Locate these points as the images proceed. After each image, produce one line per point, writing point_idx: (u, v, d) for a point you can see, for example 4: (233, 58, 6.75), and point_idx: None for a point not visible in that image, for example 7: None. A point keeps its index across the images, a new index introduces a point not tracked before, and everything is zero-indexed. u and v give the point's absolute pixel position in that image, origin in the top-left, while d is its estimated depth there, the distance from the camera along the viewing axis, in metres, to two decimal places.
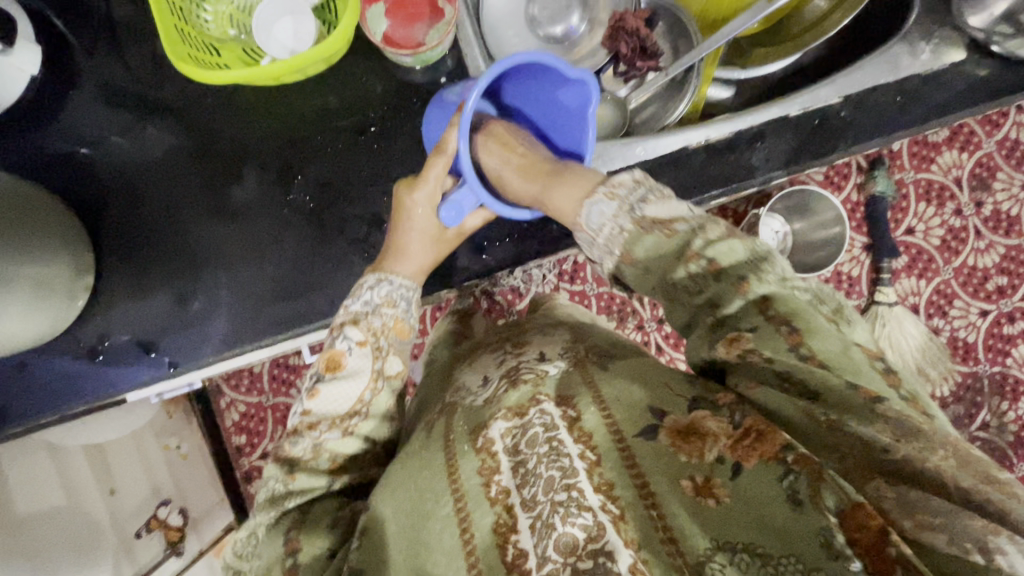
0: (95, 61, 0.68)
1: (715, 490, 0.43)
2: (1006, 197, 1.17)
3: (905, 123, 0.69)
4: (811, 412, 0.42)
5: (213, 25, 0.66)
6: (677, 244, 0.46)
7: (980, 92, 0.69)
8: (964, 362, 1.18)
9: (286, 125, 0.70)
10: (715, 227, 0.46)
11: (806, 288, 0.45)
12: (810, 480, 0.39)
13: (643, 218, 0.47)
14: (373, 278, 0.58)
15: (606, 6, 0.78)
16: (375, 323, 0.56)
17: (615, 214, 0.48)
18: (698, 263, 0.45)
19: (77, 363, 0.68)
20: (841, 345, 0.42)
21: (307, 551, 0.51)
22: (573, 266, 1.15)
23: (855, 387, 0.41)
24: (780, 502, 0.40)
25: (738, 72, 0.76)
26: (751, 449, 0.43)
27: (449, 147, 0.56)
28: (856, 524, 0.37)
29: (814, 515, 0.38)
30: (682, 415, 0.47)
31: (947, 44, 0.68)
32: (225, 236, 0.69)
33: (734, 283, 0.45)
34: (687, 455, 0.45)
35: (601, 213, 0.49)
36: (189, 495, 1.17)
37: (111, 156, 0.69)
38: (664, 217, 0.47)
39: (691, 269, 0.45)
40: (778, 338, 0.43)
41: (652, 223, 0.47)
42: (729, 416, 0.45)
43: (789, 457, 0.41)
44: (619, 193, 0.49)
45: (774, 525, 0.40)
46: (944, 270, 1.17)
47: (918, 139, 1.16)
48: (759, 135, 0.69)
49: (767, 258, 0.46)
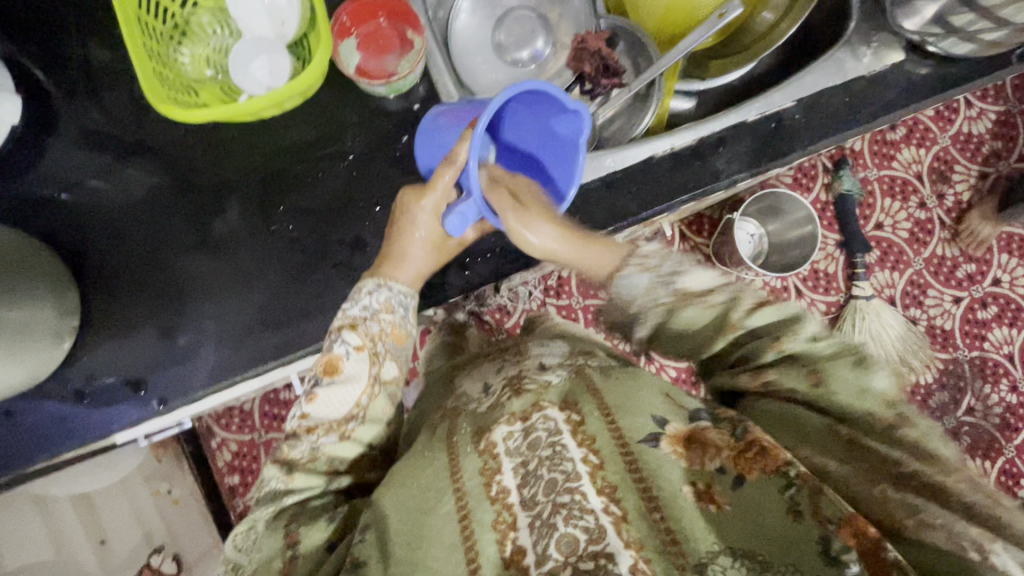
0: (73, 108, 0.70)
1: (716, 497, 0.47)
2: (965, 187, 1.22)
3: (857, 122, 0.73)
4: (835, 428, 0.51)
5: (189, 67, 0.69)
6: (717, 313, 0.58)
7: (923, 89, 0.73)
8: (944, 349, 1.21)
9: (267, 158, 0.71)
10: (748, 299, 0.58)
11: (825, 345, 0.55)
12: (810, 491, 0.44)
13: (678, 289, 0.58)
14: (372, 284, 0.60)
15: (567, 31, 0.82)
16: (372, 327, 0.58)
17: (651, 285, 0.58)
18: (736, 333, 0.58)
19: (64, 407, 0.68)
20: (857, 387, 0.51)
21: (308, 542, 0.54)
22: (558, 282, 1.17)
23: (874, 415, 0.50)
24: (780, 511, 0.44)
25: (697, 83, 0.80)
26: (754, 462, 0.47)
27: (458, 160, 0.58)
28: (852, 531, 0.41)
29: (814, 526, 0.42)
30: (683, 426, 0.51)
31: (886, 46, 0.73)
32: (211, 270, 0.70)
33: (771, 340, 0.56)
34: (689, 462, 0.49)
35: (635, 285, 0.58)
36: (183, 539, 1.13)
37: (89, 199, 0.70)
38: (699, 290, 0.58)
39: (731, 337, 0.58)
40: (799, 376, 0.54)
41: (687, 297, 0.58)
42: (730, 430, 0.50)
43: (793, 472, 0.45)
44: (652, 264, 0.58)
45: (771, 533, 0.44)
46: (915, 261, 1.22)
47: (877, 138, 1.22)
48: (720, 141, 0.73)
49: (795, 321, 0.56)
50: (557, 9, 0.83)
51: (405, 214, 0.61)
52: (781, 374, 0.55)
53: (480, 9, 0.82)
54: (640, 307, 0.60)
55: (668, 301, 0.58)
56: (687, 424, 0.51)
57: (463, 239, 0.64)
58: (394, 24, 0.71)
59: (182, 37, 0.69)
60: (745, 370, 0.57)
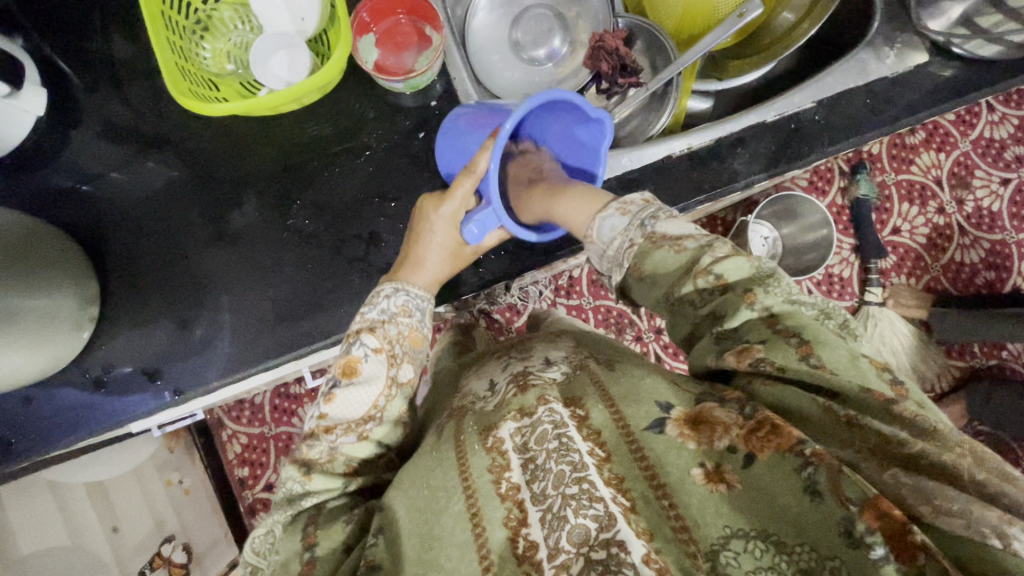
0: (98, 102, 0.71)
1: (725, 476, 0.45)
2: (986, 193, 1.20)
3: (877, 124, 0.72)
4: (831, 408, 0.44)
5: (210, 61, 0.70)
6: (686, 260, 0.48)
7: (946, 92, 0.72)
8: (960, 357, 1.20)
9: (282, 151, 0.72)
10: (723, 245, 0.48)
11: (812, 303, 0.47)
12: (829, 471, 0.41)
13: (653, 233, 0.50)
14: (390, 287, 0.60)
15: (585, 29, 0.82)
16: (391, 330, 0.58)
17: (626, 228, 0.50)
18: (706, 279, 0.47)
19: (83, 394, 0.69)
20: (848, 354, 0.44)
21: (325, 545, 0.53)
22: (569, 281, 1.17)
23: (868, 390, 0.43)
24: (797, 492, 0.42)
25: (715, 83, 0.80)
26: (765, 441, 0.44)
27: (477, 169, 0.58)
28: (877, 513, 0.39)
29: (835, 507, 0.40)
30: (691, 407, 0.49)
31: (910, 48, 0.72)
32: (229, 261, 0.71)
33: (740, 295, 0.47)
34: (697, 443, 0.47)
35: (613, 227, 0.51)
36: (193, 530, 1.15)
37: (110, 191, 0.71)
38: (675, 233, 0.50)
39: (699, 285, 0.48)
40: (788, 349, 0.45)
41: (661, 239, 0.49)
42: (740, 408, 0.46)
43: (808, 450, 0.42)
44: (631, 210, 0.52)
45: (788, 516, 0.42)
46: (933, 267, 1.21)
47: (896, 142, 1.20)
48: (738, 140, 0.72)
49: (774, 275, 0.48)
50: (575, 7, 0.82)
51: (425, 220, 0.62)
52: (771, 347, 0.46)
53: (498, 8, 0.82)
54: (617, 249, 0.51)
55: (643, 241, 0.50)
56: (695, 406, 0.49)
57: (482, 247, 0.64)
58: (413, 21, 0.72)
59: (205, 33, 0.69)
60: (730, 346, 0.48)
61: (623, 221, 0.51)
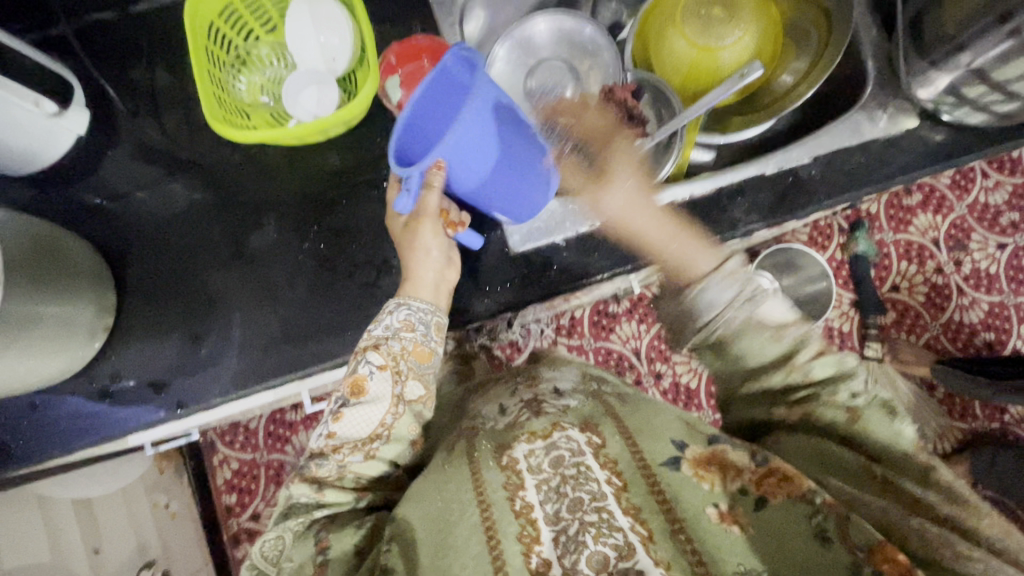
0: (135, 124, 0.75)
1: (738, 518, 0.46)
2: (983, 256, 1.22)
3: (872, 182, 0.76)
4: (870, 465, 0.50)
5: (245, 93, 0.74)
6: (784, 347, 0.55)
7: (936, 156, 0.76)
8: (963, 419, 1.20)
9: (305, 179, 0.76)
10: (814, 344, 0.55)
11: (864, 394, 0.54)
12: (838, 519, 0.43)
13: (756, 315, 0.56)
14: (393, 303, 0.64)
15: (596, 81, 0.87)
16: (394, 346, 0.60)
17: (732, 300, 0.56)
18: (799, 373, 0.55)
19: (89, 403, 0.70)
20: (890, 431, 0.52)
21: (337, 547, 0.53)
22: (571, 321, 1.19)
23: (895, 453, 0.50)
24: (807, 537, 0.43)
25: (718, 136, 0.84)
26: (777, 487, 0.46)
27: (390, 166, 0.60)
28: (884, 557, 0.40)
29: (842, 551, 0.42)
30: (704, 448, 0.51)
31: (901, 113, 0.77)
32: (242, 280, 0.73)
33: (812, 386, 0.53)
34: (710, 484, 0.48)
35: (718, 291, 0.57)
36: (176, 557, 1.10)
37: (135, 208, 0.74)
38: (777, 320, 0.56)
39: (789, 376, 0.55)
40: (838, 411, 0.53)
41: (761, 324, 0.56)
42: (752, 455, 0.49)
43: (818, 499, 0.45)
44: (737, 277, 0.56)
45: (795, 560, 0.43)
46: (932, 326, 1.22)
47: (893, 203, 1.23)
48: (739, 190, 0.76)
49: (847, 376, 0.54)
50: (587, 61, 0.88)
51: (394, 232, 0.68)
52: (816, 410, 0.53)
53: (514, 58, 0.88)
54: (718, 318, 0.57)
55: (745, 316, 0.55)
56: (708, 447, 0.51)
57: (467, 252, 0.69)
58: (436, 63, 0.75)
59: (242, 66, 0.75)
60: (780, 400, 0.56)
61: (729, 293, 0.56)
